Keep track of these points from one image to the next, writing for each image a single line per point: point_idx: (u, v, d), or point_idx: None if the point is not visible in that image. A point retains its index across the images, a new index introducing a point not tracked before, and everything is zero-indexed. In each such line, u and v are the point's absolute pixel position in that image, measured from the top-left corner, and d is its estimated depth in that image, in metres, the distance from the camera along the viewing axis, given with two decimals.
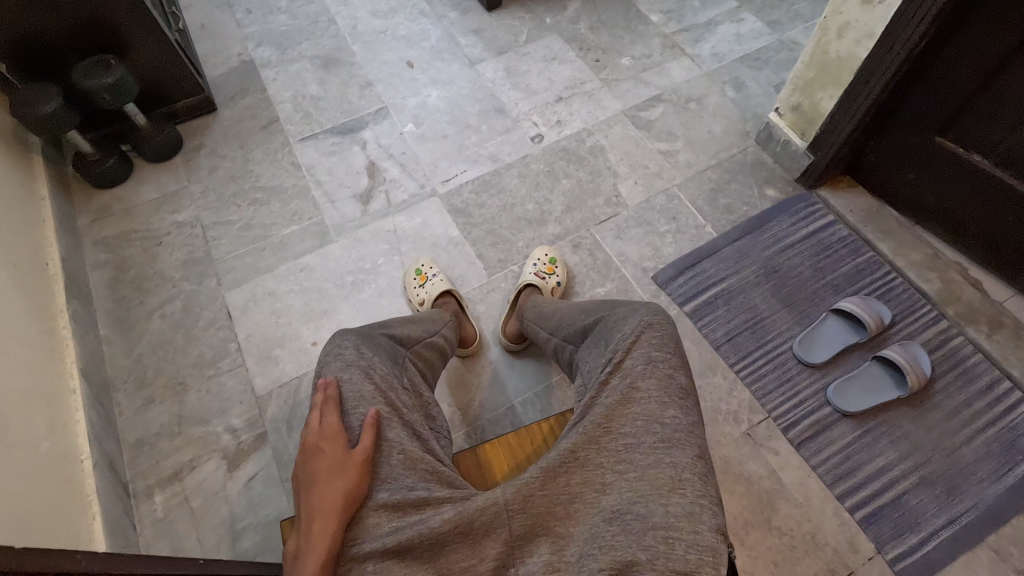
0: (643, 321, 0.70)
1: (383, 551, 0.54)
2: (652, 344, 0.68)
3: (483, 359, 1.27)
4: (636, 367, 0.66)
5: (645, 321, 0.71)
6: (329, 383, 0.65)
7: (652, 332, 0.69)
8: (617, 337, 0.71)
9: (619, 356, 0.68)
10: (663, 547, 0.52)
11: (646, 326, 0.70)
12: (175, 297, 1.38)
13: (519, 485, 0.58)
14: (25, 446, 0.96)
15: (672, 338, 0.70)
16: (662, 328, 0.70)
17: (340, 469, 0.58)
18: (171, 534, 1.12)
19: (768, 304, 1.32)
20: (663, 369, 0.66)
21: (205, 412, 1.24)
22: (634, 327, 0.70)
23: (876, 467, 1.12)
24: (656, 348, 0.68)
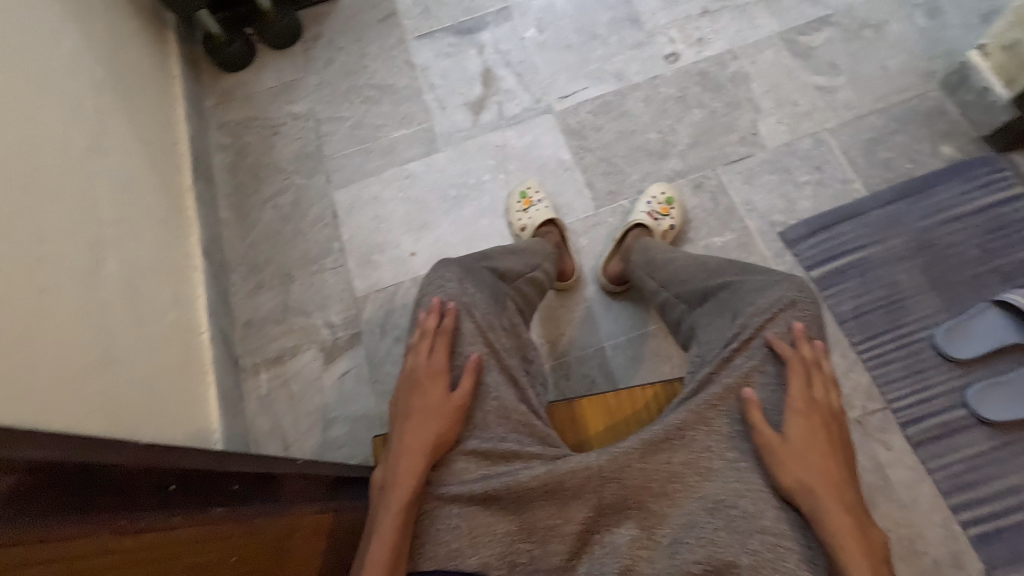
0: (785, 296, 0.60)
1: (468, 497, 0.53)
2: (791, 325, 0.59)
3: (578, 295, 1.22)
4: (765, 350, 0.58)
5: (786, 298, 0.61)
6: (440, 307, 0.63)
7: (793, 312, 0.60)
8: (748, 309, 0.61)
9: (748, 332, 0.59)
10: (770, 557, 0.47)
11: (788, 305, 0.60)
12: (287, 189, 1.42)
13: (615, 452, 0.53)
14: (153, 315, 1.05)
15: (816, 321, 0.61)
16: (805, 308, 0.61)
17: (436, 409, 0.56)
18: (272, 410, 1.22)
19: (913, 282, 1.14)
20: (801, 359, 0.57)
21: (308, 304, 1.30)
22: (772, 304, 0.60)
23: (1006, 485, 0.99)
24: (796, 331, 0.58)
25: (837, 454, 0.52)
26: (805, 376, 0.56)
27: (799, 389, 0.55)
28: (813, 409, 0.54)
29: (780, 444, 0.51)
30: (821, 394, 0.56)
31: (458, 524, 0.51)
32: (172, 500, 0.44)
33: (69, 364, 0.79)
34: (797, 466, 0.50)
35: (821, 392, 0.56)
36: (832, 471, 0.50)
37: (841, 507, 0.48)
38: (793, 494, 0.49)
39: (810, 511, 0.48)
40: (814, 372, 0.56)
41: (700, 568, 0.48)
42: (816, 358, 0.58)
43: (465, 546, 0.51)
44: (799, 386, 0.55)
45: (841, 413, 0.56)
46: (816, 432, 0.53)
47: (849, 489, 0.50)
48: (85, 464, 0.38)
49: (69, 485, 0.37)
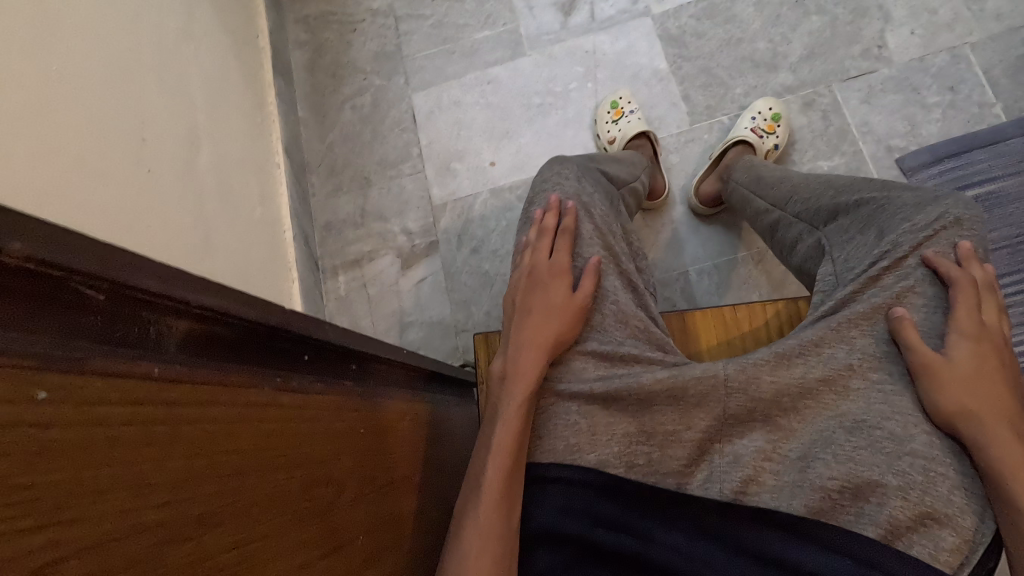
0: (949, 213, 0.55)
1: (588, 396, 0.51)
2: (952, 246, 0.54)
3: (665, 215, 1.16)
4: (921, 270, 0.53)
5: (950, 215, 0.55)
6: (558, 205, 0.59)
7: (956, 230, 0.55)
8: (900, 225, 0.56)
9: (901, 250, 0.54)
10: (921, 479, 0.44)
11: (951, 223, 0.55)
12: (366, 90, 1.38)
13: (745, 363, 0.52)
14: (243, 208, 1.06)
15: (980, 245, 0.55)
16: (970, 229, 0.55)
17: (559, 308, 0.53)
18: (351, 311, 1.25)
19: None
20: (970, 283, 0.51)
21: (386, 210, 1.30)
22: (933, 221, 0.55)
23: None
24: (962, 250, 0.54)
25: (1007, 382, 0.48)
26: (976, 299, 0.51)
27: (967, 312, 0.50)
28: (983, 334, 0.49)
29: (944, 368, 0.47)
30: (991, 320, 0.51)
31: (577, 420, 0.51)
32: (300, 369, 0.43)
33: (172, 249, 0.81)
34: (961, 391, 0.46)
35: (990, 316, 0.51)
36: (1001, 400, 0.46)
37: (1009, 437, 0.44)
38: (955, 418, 0.46)
39: (973, 437, 0.45)
40: (983, 295, 0.51)
41: (836, 485, 0.46)
42: (987, 280, 0.52)
43: (583, 443, 0.50)
44: (968, 309, 0.50)
45: (1010, 340, 0.51)
46: (986, 358, 0.48)
47: (1018, 419, 0.46)
48: (243, 319, 0.36)
49: (223, 340, 0.34)
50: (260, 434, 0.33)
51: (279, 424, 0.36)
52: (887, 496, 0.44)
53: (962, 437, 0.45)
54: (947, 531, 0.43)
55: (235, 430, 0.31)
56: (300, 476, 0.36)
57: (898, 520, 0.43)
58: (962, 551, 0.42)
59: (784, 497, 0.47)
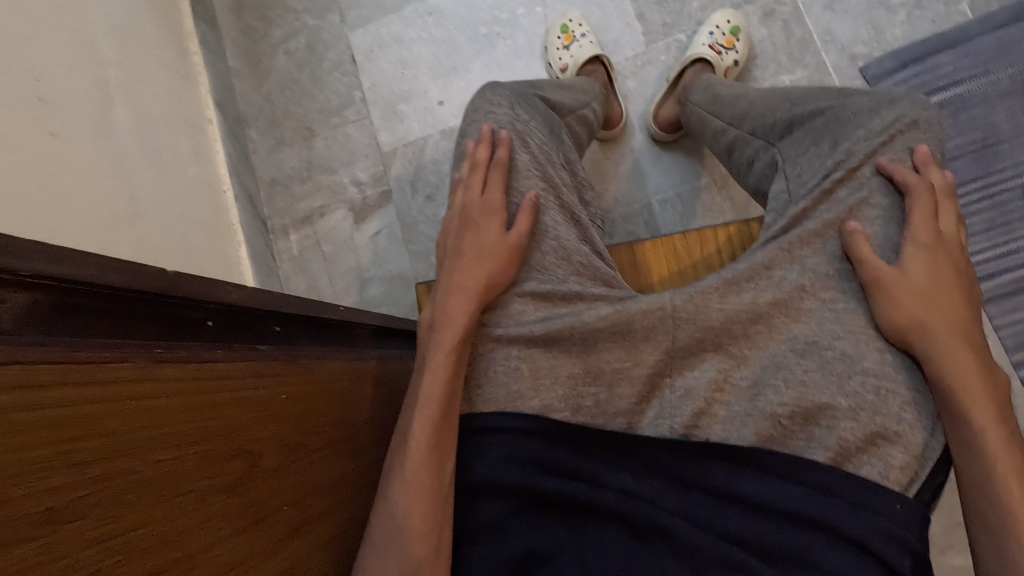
0: (906, 116, 0.51)
1: (528, 339, 0.48)
2: (909, 150, 0.51)
3: (624, 145, 1.11)
4: (875, 179, 0.50)
5: (907, 117, 0.52)
6: (489, 134, 0.54)
7: (913, 132, 0.51)
8: (854, 132, 0.52)
9: (855, 160, 0.51)
10: (871, 399, 0.43)
11: (908, 126, 0.51)
12: (298, 32, 1.27)
13: (693, 292, 0.49)
14: (176, 170, 0.99)
15: (939, 146, 0.52)
16: (927, 130, 0.52)
17: (489, 247, 0.49)
18: (307, 271, 1.20)
19: (1013, 123, 0.99)
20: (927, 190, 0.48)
21: (333, 161, 1.22)
22: (889, 125, 0.51)
23: None
24: (919, 154, 0.50)
25: (964, 293, 0.45)
26: (932, 205, 0.48)
27: (923, 221, 0.47)
28: (939, 244, 0.46)
29: (896, 279, 0.44)
30: (948, 228, 0.48)
31: (518, 365, 0.48)
32: (192, 337, 0.39)
33: (96, 215, 0.76)
34: (914, 303, 0.44)
35: (948, 224, 0.48)
36: (956, 310, 0.44)
37: (963, 347, 0.42)
38: (905, 332, 0.43)
39: (925, 349, 0.42)
40: (941, 201, 0.48)
41: (786, 411, 0.44)
42: (945, 187, 0.49)
43: (525, 388, 0.47)
44: (924, 218, 0.47)
45: (969, 249, 0.48)
46: (941, 268, 0.45)
47: (973, 330, 0.44)
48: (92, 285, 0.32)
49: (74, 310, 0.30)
50: (130, 412, 0.29)
51: (161, 397, 0.32)
52: (838, 419, 0.43)
53: (915, 351, 0.43)
54: (897, 449, 0.42)
55: (93, 408, 0.28)
56: (193, 451, 0.33)
57: (847, 443, 0.42)
58: (911, 468, 0.41)
59: (736, 427, 0.46)
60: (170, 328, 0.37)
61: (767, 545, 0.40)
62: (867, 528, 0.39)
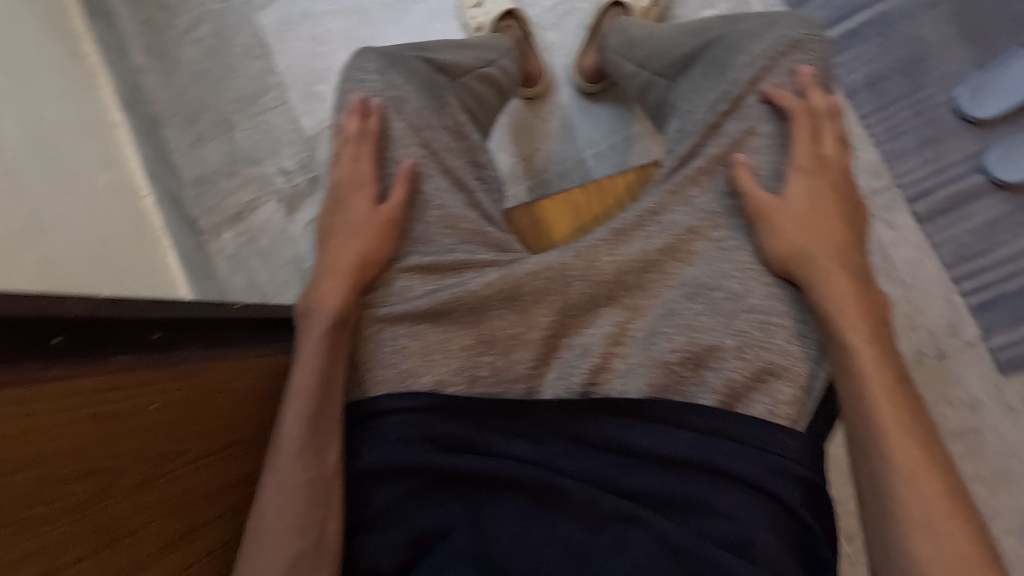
0: (786, 36, 0.49)
1: (414, 315, 0.47)
2: (792, 72, 0.48)
3: (550, 101, 1.06)
4: (759, 107, 0.48)
5: (788, 37, 0.49)
6: (359, 106, 0.51)
7: (796, 53, 0.49)
8: (736, 59, 0.50)
9: (737, 89, 0.48)
10: (758, 335, 0.42)
11: (791, 46, 0.49)
12: (203, 18, 1.20)
13: (580, 247, 0.47)
14: (81, 179, 0.95)
15: (825, 65, 0.50)
16: (810, 50, 0.49)
17: (361, 226, 0.48)
18: (246, 269, 1.16)
19: (939, 36, 0.95)
20: (807, 116, 0.46)
21: (257, 151, 1.17)
22: (771, 47, 0.49)
23: (1018, 250, 0.90)
24: (802, 76, 0.48)
25: (847, 216, 0.44)
26: (812, 130, 0.46)
27: (803, 145, 0.46)
28: (820, 167, 0.45)
29: (775, 209, 0.43)
30: (831, 150, 0.46)
31: (406, 343, 0.46)
32: (34, 354, 0.36)
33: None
34: (795, 231, 0.43)
35: (832, 146, 0.46)
36: (839, 235, 0.43)
37: (844, 273, 0.41)
38: (786, 262, 0.42)
39: (807, 278, 0.41)
40: (823, 124, 0.46)
41: (677, 357, 0.43)
42: (830, 109, 0.47)
43: (416, 366, 0.46)
44: (804, 142, 0.46)
45: (854, 171, 0.47)
46: (821, 194, 0.44)
47: (856, 254, 0.42)
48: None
49: None
50: None
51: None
52: (725, 359, 0.42)
53: (798, 282, 0.42)
54: (786, 384, 0.41)
55: None
56: (36, 472, 0.32)
57: (735, 383, 0.42)
58: (799, 401, 0.41)
59: (632, 380, 0.44)
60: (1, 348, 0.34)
61: (665, 496, 0.40)
62: (754, 465, 0.39)
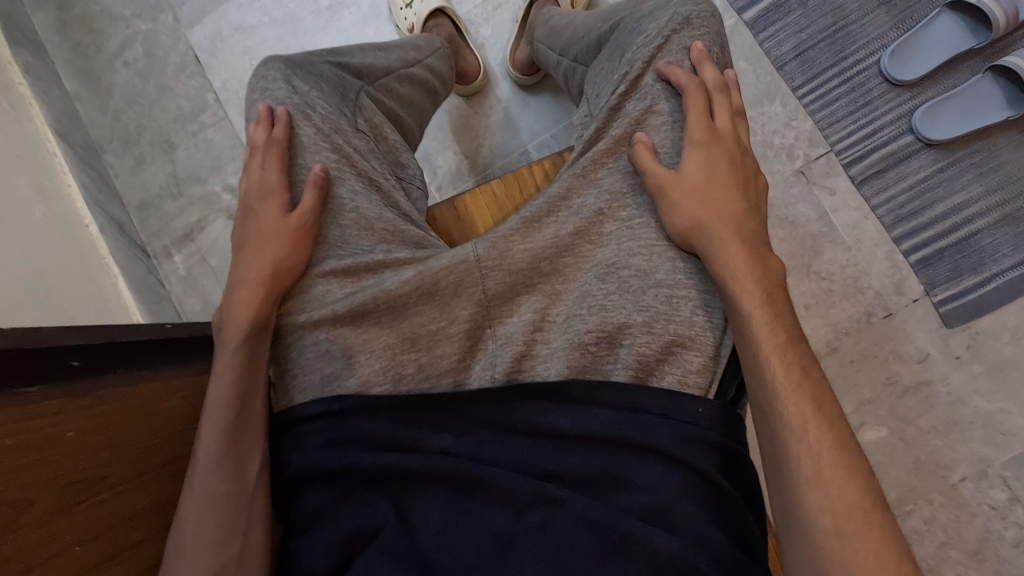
0: (678, 14, 0.50)
1: (333, 319, 0.47)
2: (687, 49, 0.49)
3: (490, 97, 1.07)
4: (656, 85, 0.49)
5: (679, 15, 0.50)
6: (266, 115, 0.51)
7: (688, 30, 0.50)
8: (635, 41, 0.51)
9: (636, 69, 0.49)
10: (664, 309, 0.44)
11: (682, 24, 0.50)
12: (133, 40, 1.19)
13: (494, 238, 0.47)
14: (16, 213, 0.92)
15: (718, 40, 0.51)
16: (701, 26, 0.50)
17: (273, 234, 0.48)
18: (199, 289, 1.15)
19: (859, 2, 0.97)
20: (700, 92, 0.47)
21: (200, 170, 1.16)
22: (665, 26, 0.50)
23: (951, 205, 0.92)
24: (694, 52, 0.49)
25: (742, 185, 0.45)
26: (706, 104, 0.47)
27: (697, 118, 0.46)
28: (714, 139, 0.46)
29: (673, 183, 0.44)
30: (724, 124, 0.47)
31: (327, 348, 0.47)
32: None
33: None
34: (691, 204, 0.44)
35: (726, 120, 0.48)
36: (734, 205, 0.44)
37: (739, 241, 0.42)
38: (687, 235, 0.43)
39: (705, 248, 0.42)
40: (716, 98, 0.48)
41: (592, 338, 0.44)
42: (723, 83, 0.48)
43: (339, 369, 0.46)
44: (698, 114, 0.46)
45: (749, 143, 0.48)
46: (716, 166, 0.45)
47: (752, 222, 0.44)
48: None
49: None
50: None
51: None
52: (636, 336, 0.43)
53: (699, 253, 0.43)
54: (694, 354, 0.43)
55: None
56: None
57: (647, 358, 0.43)
58: (709, 370, 0.42)
59: (553, 364, 0.45)
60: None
61: (584, 475, 0.40)
62: (667, 436, 0.40)
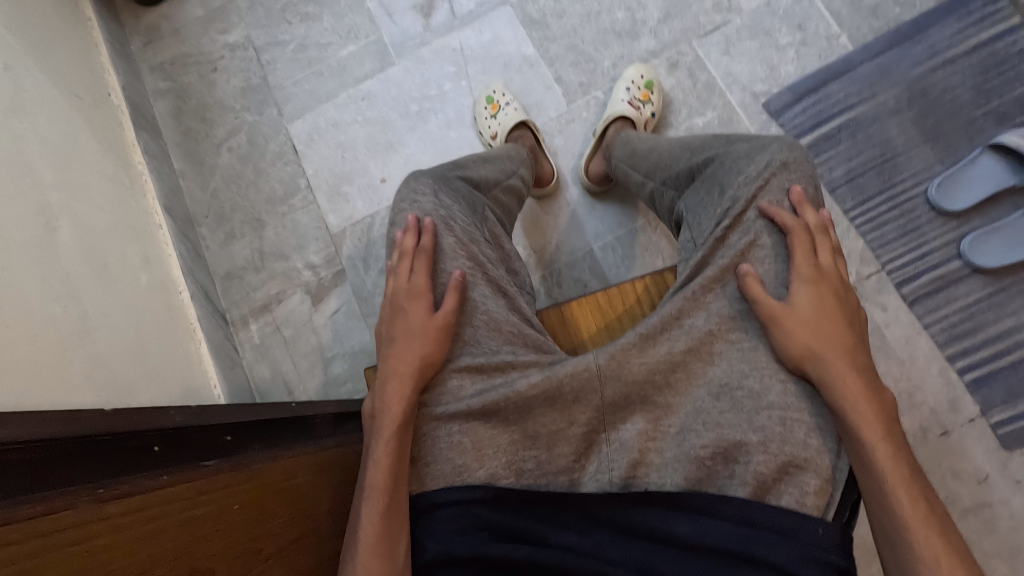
0: (776, 159, 0.57)
1: (466, 413, 0.52)
2: (785, 190, 0.57)
3: (560, 199, 1.16)
4: (759, 222, 0.56)
5: (776, 161, 0.58)
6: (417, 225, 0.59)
7: (785, 174, 0.57)
8: (736, 179, 0.58)
9: (740, 207, 0.56)
10: (778, 430, 0.48)
11: (779, 168, 0.57)
12: (239, 129, 1.33)
13: (614, 349, 0.52)
14: (125, 279, 1.01)
15: (810, 180, 0.59)
16: (797, 169, 0.58)
17: (420, 332, 0.54)
18: (270, 357, 1.21)
19: (906, 137, 1.06)
20: (806, 234, 0.54)
21: (284, 247, 1.25)
22: (764, 169, 0.57)
23: (1002, 329, 0.97)
24: (794, 196, 0.56)
25: (846, 319, 0.52)
26: (810, 243, 0.54)
27: (804, 257, 0.54)
28: (820, 276, 0.53)
29: (786, 313, 0.51)
30: (827, 263, 0.54)
31: (459, 440, 0.51)
32: (134, 465, 0.41)
33: (37, 357, 0.75)
34: (805, 334, 0.50)
35: (828, 259, 0.55)
36: (845, 338, 0.50)
37: (852, 371, 0.48)
38: (801, 362, 0.49)
39: (819, 376, 0.48)
40: (818, 237, 0.55)
41: (708, 452, 0.49)
42: (821, 224, 0.56)
43: (469, 460, 0.50)
44: (804, 254, 0.54)
45: (848, 278, 0.55)
46: (823, 301, 0.52)
47: (860, 354, 0.50)
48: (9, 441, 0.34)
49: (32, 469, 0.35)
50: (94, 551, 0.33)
51: (105, 535, 0.34)
52: (752, 454, 0.48)
53: (812, 379, 0.49)
54: (809, 475, 0.47)
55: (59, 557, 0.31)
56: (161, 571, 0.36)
57: (763, 475, 0.47)
58: (825, 492, 0.47)
59: (669, 472, 0.49)
60: (105, 463, 0.40)
61: None
62: (790, 554, 0.43)
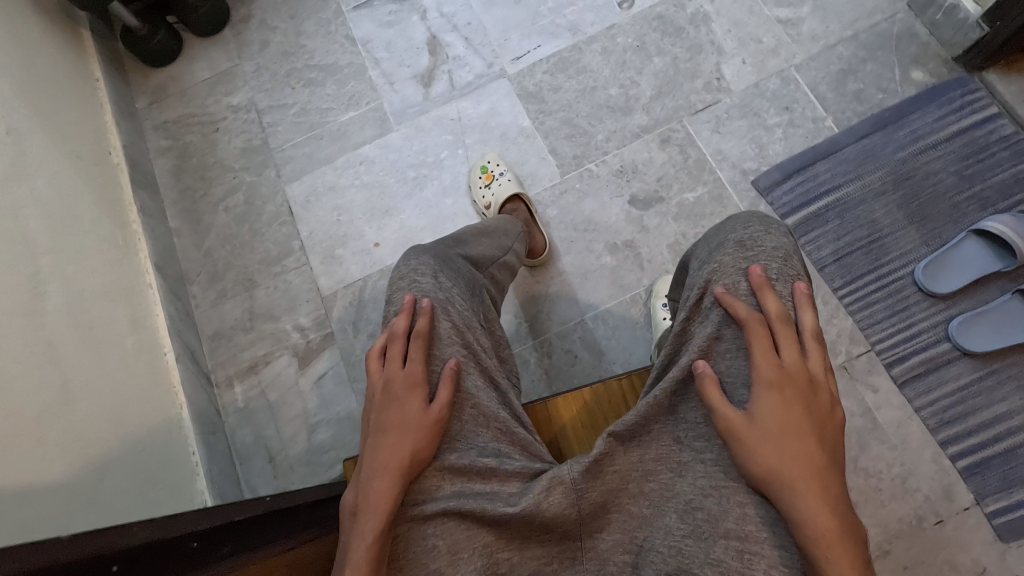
0: (731, 239, 0.60)
1: (446, 516, 0.51)
2: (739, 264, 0.58)
3: (553, 268, 1.16)
4: (714, 310, 0.57)
5: (732, 239, 0.60)
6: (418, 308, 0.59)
7: (738, 253, 0.59)
8: (697, 263, 0.63)
9: (695, 293, 0.58)
10: (736, 566, 0.46)
11: (735, 247, 0.59)
12: (237, 188, 1.34)
13: (589, 460, 0.52)
14: (110, 343, 0.99)
15: (773, 257, 0.58)
16: (754, 241, 0.59)
17: (412, 428, 0.53)
18: (253, 422, 1.19)
19: (891, 219, 1.08)
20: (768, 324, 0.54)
21: (275, 308, 1.25)
22: (719, 250, 0.60)
23: (994, 414, 0.96)
24: (754, 280, 0.56)
25: (814, 427, 0.50)
26: (768, 337, 0.53)
27: (765, 357, 0.52)
28: (783, 376, 0.51)
29: (744, 424, 0.49)
30: (790, 361, 0.52)
31: (437, 543, 0.50)
32: None
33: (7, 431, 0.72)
34: (767, 449, 0.48)
35: (791, 355, 0.53)
36: (813, 451, 0.48)
37: (815, 492, 0.46)
38: (760, 478, 0.47)
39: (783, 496, 0.46)
40: (778, 327, 0.54)
41: None
42: (782, 313, 0.55)
43: (445, 567, 0.49)
44: (764, 353, 0.52)
45: (816, 375, 0.53)
46: (786, 404, 0.50)
47: (827, 470, 0.47)
48: None
49: None
50: None
51: None
52: None
53: (772, 496, 0.47)
54: None
55: None
56: None
57: None
58: None
59: None
60: None
61: None
62: None
